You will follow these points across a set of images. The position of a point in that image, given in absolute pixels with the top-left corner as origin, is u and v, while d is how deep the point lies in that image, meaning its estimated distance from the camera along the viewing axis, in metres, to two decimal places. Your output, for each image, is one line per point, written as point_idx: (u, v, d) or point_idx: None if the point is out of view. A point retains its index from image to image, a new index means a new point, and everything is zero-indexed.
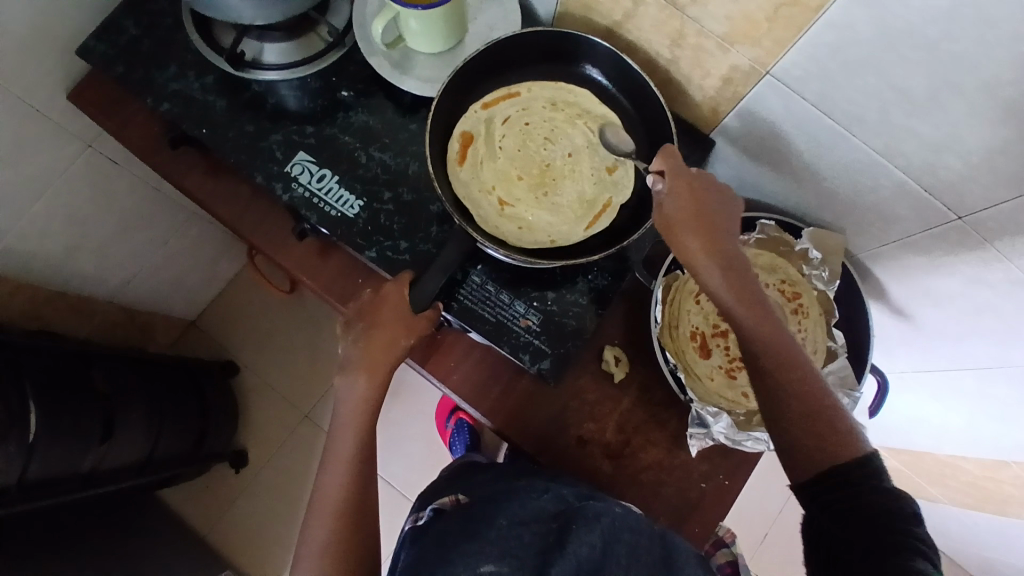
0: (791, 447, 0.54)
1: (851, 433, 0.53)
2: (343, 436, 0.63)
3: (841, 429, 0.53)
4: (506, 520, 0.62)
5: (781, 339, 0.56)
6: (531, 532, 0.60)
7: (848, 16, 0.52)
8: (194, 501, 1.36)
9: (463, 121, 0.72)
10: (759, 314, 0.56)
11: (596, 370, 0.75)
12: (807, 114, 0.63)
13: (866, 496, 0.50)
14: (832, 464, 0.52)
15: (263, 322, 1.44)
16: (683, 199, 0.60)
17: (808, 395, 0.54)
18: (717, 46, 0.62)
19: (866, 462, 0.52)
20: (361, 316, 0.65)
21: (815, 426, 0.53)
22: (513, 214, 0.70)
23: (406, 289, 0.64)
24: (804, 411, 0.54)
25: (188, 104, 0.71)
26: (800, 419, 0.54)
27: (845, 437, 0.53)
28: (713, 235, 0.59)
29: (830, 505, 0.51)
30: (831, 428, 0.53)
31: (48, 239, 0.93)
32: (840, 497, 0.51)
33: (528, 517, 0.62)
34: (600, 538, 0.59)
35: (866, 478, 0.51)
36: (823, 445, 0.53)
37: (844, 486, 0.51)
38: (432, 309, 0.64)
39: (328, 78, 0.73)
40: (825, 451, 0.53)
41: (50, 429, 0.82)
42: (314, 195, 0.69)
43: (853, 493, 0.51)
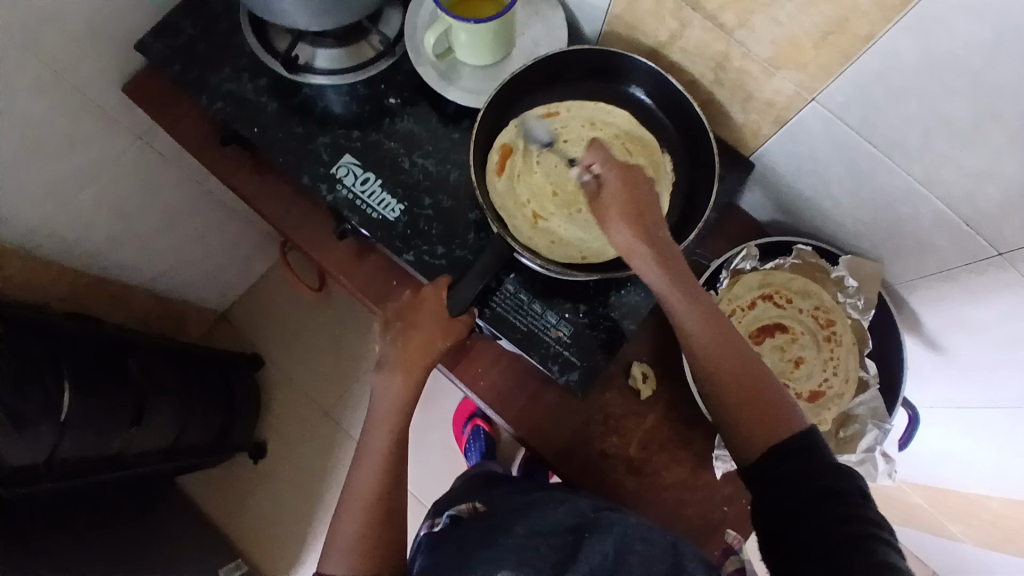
0: (726, 415, 0.57)
1: (785, 405, 0.55)
2: (377, 433, 0.64)
3: (776, 401, 0.55)
4: (525, 530, 0.63)
5: (717, 321, 0.58)
6: (549, 545, 0.61)
7: (893, 45, 0.52)
8: (212, 491, 1.38)
9: (503, 134, 0.73)
10: (692, 302, 0.58)
11: (623, 385, 0.75)
12: (850, 141, 0.63)
13: (804, 468, 0.51)
14: (764, 437, 0.54)
15: (290, 318, 1.46)
16: (615, 181, 0.62)
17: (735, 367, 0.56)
18: (763, 70, 0.63)
19: (794, 432, 0.53)
20: (400, 316, 0.66)
21: (751, 399, 0.55)
22: (547, 229, 0.71)
23: (443, 293, 0.65)
24: (739, 381, 0.56)
25: (240, 104, 0.74)
26: (736, 392, 0.56)
27: (778, 408, 0.55)
28: (646, 222, 0.60)
29: (772, 483, 0.52)
30: (763, 398, 0.55)
31: (94, 227, 0.97)
32: (774, 466, 0.52)
33: (544, 527, 0.63)
34: (614, 547, 0.60)
35: (799, 447, 0.52)
36: (760, 416, 0.54)
37: (777, 457, 0.52)
38: (468, 314, 0.65)
39: (376, 85, 0.75)
40: (762, 421, 0.54)
41: (83, 409, 0.85)
42: (357, 197, 0.71)
43: (786, 455, 0.52)
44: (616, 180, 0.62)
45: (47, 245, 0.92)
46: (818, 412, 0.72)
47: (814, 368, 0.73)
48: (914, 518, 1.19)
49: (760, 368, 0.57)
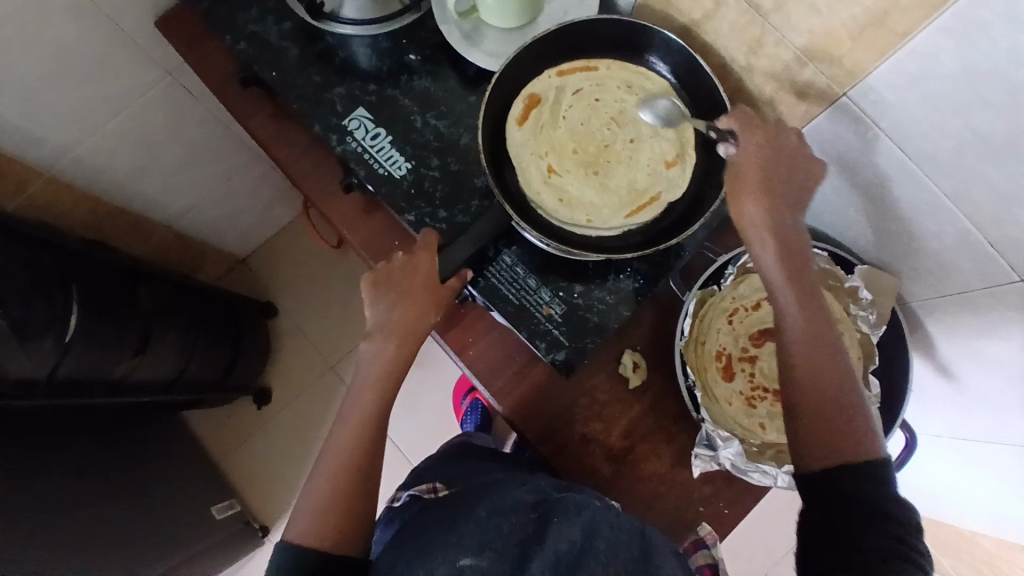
0: (801, 421, 0.56)
1: (866, 431, 0.55)
2: (363, 393, 0.64)
3: (854, 427, 0.55)
4: (485, 511, 0.61)
5: (822, 333, 0.57)
6: (511, 525, 0.59)
7: (934, 47, 0.49)
8: (212, 427, 1.43)
9: (534, 82, 0.68)
10: (807, 306, 0.57)
11: (613, 372, 0.74)
12: (879, 145, 0.60)
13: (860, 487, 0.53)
14: (819, 455, 0.55)
15: (306, 270, 1.48)
16: (752, 166, 0.59)
17: (831, 376, 0.56)
18: (795, 59, 0.60)
19: (858, 464, 0.53)
20: (389, 280, 0.65)
21: (825, 416, 0.55)
22: (557, 185, 0.67)
23: (434, 256, 0.64)
24: (817, 399, 0.56)
25: (263, 47, 0.74)
26: (811, 406, 0.56)
27: (855, 432, 0.55)
28: (778, 204, 0.59)
29: (822, 489, 0.54)
30: (847, 412, 0.55)
31: (118, 156, 1.00)
32: (833, 480, 0.54)
33: (502, 503, 0.62)
34: (580, 535, 0.58)
35: (864, 473, 0.53)
36: (835, 439, 0.55)
37: (826, 477, 0.54)
38: (457, 278, 0.65)
39: (398, 40, 0.74)
40: (828, 440, 0.55)
41: (85, 330, 0.87)
42: (365, 151, 0.71)
43: (847, 474, 0.53)
44: (754, 155, 0.59)
45: (71, 169, 0.95)
46: None
47: None
48: None
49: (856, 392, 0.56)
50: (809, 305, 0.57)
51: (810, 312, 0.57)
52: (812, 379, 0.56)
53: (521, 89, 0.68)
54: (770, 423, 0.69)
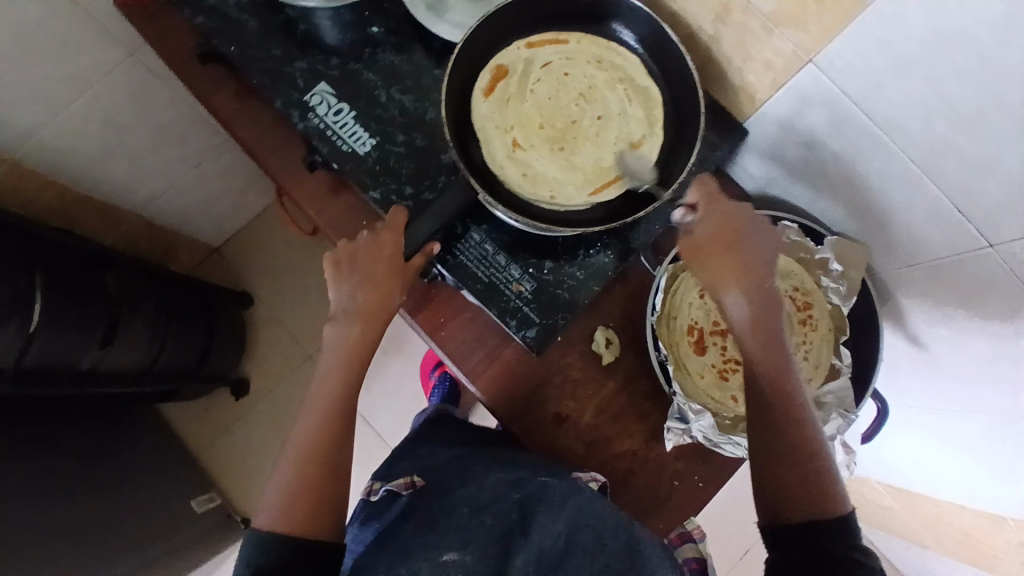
0: (773, 485, 0.56)
1: (835, 489, 0.56)
2: (330, 375, 0.63)
3: (827, 488, 0.55)
4: (468, 504, 0.62)
5: (795, 399, 0.56)
6: (495, 516, 0.61)
7: (899, 8, 0.48)
8: (191, 419, 1.41)
9: (503, 54, 0.66)
10: (776, 369, 0.56)
11: (585, 349, 0.73)
12: (847, 114, 0.59)
13: (837, 543, 0.53)
14: (795, 514, 0.55)
15: (283, 259, 1.46)
16: (715, 227, 0.59)
17: (799, 440, 0.56)
18: (762, 26, 0.59)
19: (832, 520, 0.54)
20: (353, 260, 0.63)
21: (798, 476, 0.55)
22: (522, 159, 0.65)
23: (399, 238, 0.63)
24: (791, 465, 0.55)
25: (222, 20, 0.71)
26: (785, 471, 0.56)
27: (826, 492, 0.55)
28: (747, 264, 0.57)
29: (799, 549, 0.53)
30: (815, 473, 0.55)
31: (84, 138, 0.97)
32: (803, 536, 0.54)
33: (483, 495, 0.64)
34: (565, 528, 0.61)
35: (838, 530, 0.53)
36: (806, 500, 0.55)
37: (805, 540, 0.53)
38: (423, 253, 0.63)
39: (361, 12, 0.71)
40: (803, 500, 0.55)
41: (51, 318, 0.85)
42: (328, 127, 0.69)
43: (817, 532, 0.53)
44: (716, 218, 0.59)
45: (32, 154, 0.93)
46: None
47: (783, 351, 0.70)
48: (886, 522, 1.19)
49: (823, 453, 0.56)
50: (782, 371, 0.57)
51: (777, 376, 0.56)
52: (783, 442, 0.56)
53: (489, 60, 0.66)
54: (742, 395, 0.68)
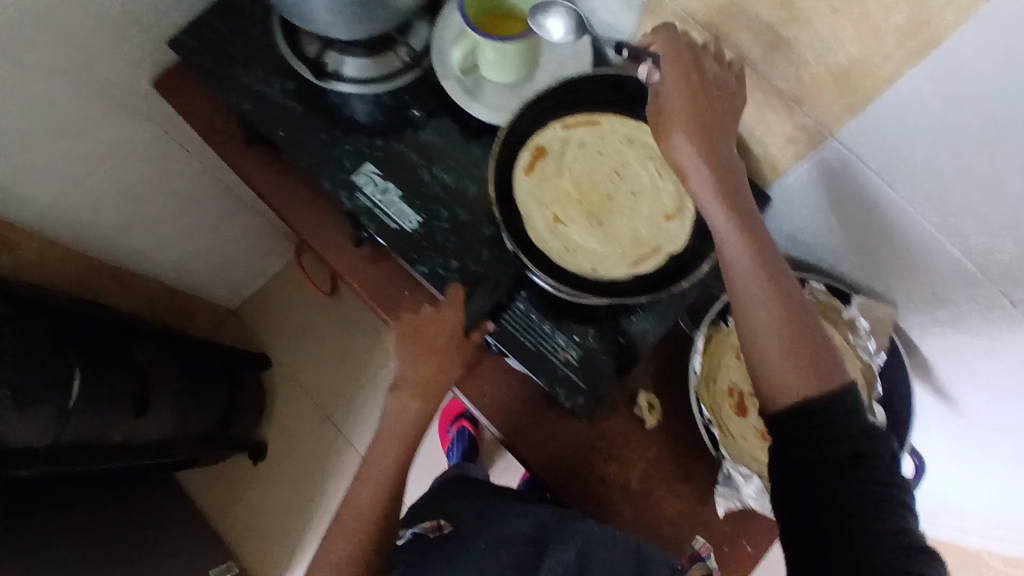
0: (760, 363, 0.54)
1: (829, 361, 0.53)
2: (385, 447, 0.68)
3: (820, 359, 0.53)
4: (486, 544, 0.68)
5: (773, 271, 0.55)
6: (507, 554, 0.66)
7: (916, 91, 0.51)
8: (209, 485, 1.39)
9: (540, 134, 0.69)
10: (749, 242, 0.55)
11: (627, 413, 0.75)
12: (871, 184, 0.63)
13: (841, 427, 0.50)
14: (784, 394, 0.53)
15: (301, 320, 1.47)
16: (681, 100, 0.57)
17: (782, 313, 0.54)
18: (785, 106, 0.62)
19: (822, 397, 0.51)
20: (416, 332, 0.66)
21: (784, 356, 0.53)
22: (563, 233, 0.67)
23: (458, 311, 0.66)
24: (775, 339, 0.53)
25: (266, 106, 0.74)
26: (771, 345, 0.53)
27: (818, 367, 0.52)
28: (710, 142, 0.57)
29: (797, 444, 0.51)
30: (805, 347, 0.53)
31: (114, 213, 0.99)
32: (802, 422, 0.51)
33: (505, 542, 0.68)
34: (575, 557, 0.63)
35: (832, 411, 0.51)
36: (797, 373, 0.52)
37: (800, 423, 0.51)
38: (478, 331, 0.67)
39: (400, 96, 0.75)
40: (791, 377, 0.52)
41: (89, 396, 0.85)
42: (376, 206, 0.72)
43: (813, 412, 0.51)
44: (683, 89, 0.57)
45: (52, 227, 0.92)
46: None
47: None
48: None
49: (811, 325, 0.54)
50: (751, 248, 0.55)
51: (754, 248, 0.55)
52: (762, 316, 0.54)
53: (527, 140, 0.69)
54: None
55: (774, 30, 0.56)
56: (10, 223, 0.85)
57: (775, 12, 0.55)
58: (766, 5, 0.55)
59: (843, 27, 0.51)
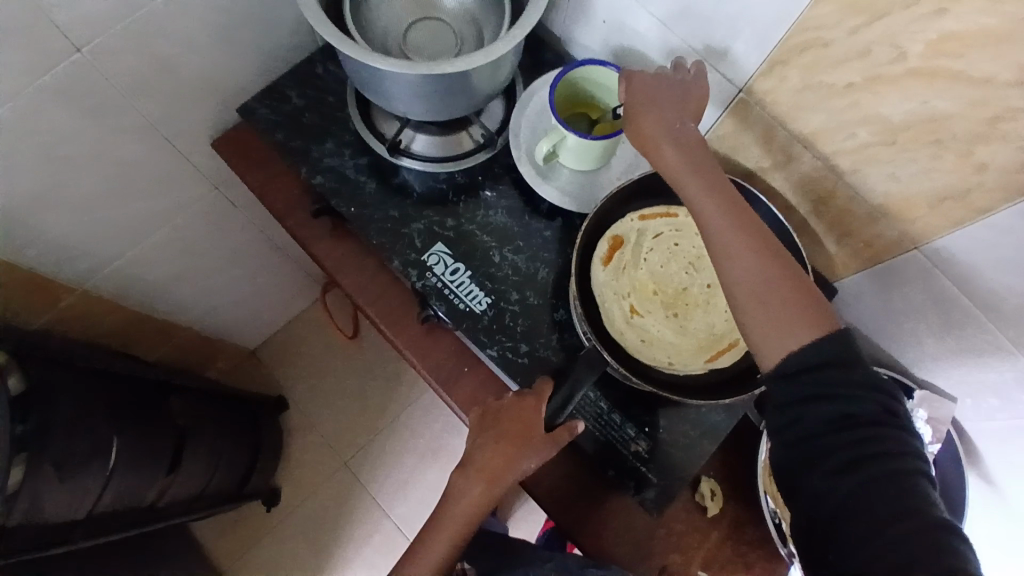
0: (756, 334, 0.53)
1: (818, 308, 0.52)
2: (442, 529, 0.66)
3: (808, 308, 0.52)
4: None
5: (754, 237, 0.54)
6: None
7: (1012, 222, 0.52)
8: (221, 532, 1.35)
9: (616, 225, 0.70)
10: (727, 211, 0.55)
11: (689, 499, 0.75)
12: (947, 295, 0.63)
13: (842, 380, 0.49)
14: (784, 362, 0.51)
15: (322, 362, 1.45)
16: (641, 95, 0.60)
17: (768, 277, 0.53)
18: (868, 214, 0.64)
19: (819, 339, 0.51)
20: (494, 418, 0.66)
21: (773, 308, 0.52)
22: (640, 325, 0.68)
23: (542, 407, 0.65)
24: (762, 300, 0.53)
25: (340, 180, 0.75)
26: (762, 310, 0.52)
27: (809, 319, 0.51)
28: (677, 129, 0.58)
29: (803, 408, 0.50)
30: (793, 304, 0.52)
31: (156, 266, 0.97)
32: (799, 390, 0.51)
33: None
34: None
35: (829, 368, 0.50)
36: (790, 333, 0.51)
37: (804, 387, 0.50)
38: (569, 425, 0.64)
39: (474, 175, 0.76)
40: (788, 339, 0.51)
41: (127, 460, 0.83)
42: (446, 287, 0.71)
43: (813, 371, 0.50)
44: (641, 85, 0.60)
45: (103, 283, 0.91)
46: None
47: None
48: None
49: (799, 281, 0.53)
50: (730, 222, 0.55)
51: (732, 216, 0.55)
52: (749, 284, 0.53)
53: (604, 230, 0.70)
54: None
55: (866, 149, 0.58)
56: (57, 278, 0.83)
57: (874, 134, 0.57)
58: (864, 128, 0.57)
59: (941, 157, 0.54)
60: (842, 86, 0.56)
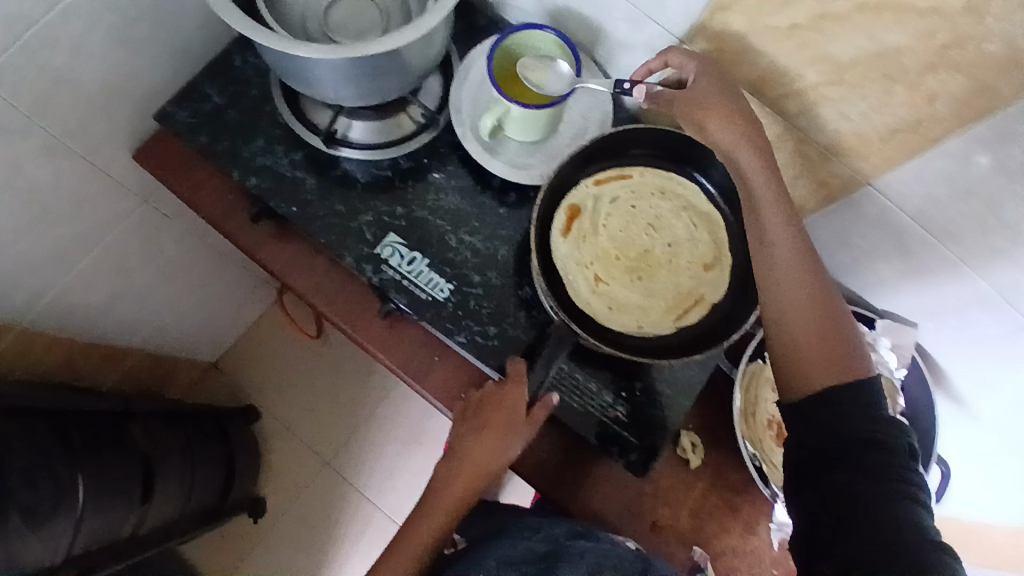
0: (785, 353, 0.57)
1: (856, 357, 0.55)
2: (424, 520, 0.65)
3: (843, 352, 0.55)
4: (494, 561, 0.66)
5: (806, 264, 0.58)
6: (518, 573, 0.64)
7: (963, 151, 0.54)
8: (208, 549, 1.32)
9: (572, 193, 0.69)
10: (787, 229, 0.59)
11: (671, 455, 0.74)
12: (902, 226, 0.64)
13: (862, 412, 0.51)
14: (806, 382, 0.55)
15: (289, 364, 1.41)
16: (706, 83, 0.61)
17: (814, 310, 0.57)
18: (821, 154, 0.64)
19: (841, 381, 0.53)
20: (475, 409, 0.65)
21: (808, 335, 0.56)
22: (606, 293, 0.67)
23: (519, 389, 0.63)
24: (800, 327, 0.57)
25: (276, 179, 0.71)
26: (798, 335, 0.57)
27: (844, 360, 0.54)
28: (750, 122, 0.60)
29: (814, 426, 0.52)
30: (829, 341, 0.56)
31: (94, 289, 0.92)
32: (820, 406, 0.53)
33: (515, 560, 0.65)
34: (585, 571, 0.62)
35: (855, 395, 0.52)
36: (816, 359, 0.55)
37: (819, 403, 0.53)
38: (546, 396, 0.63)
39: (419, 158, 0.73)
40: (814, 364, 0.55)
41: (96, 499, 0.79)
42: (404, 278, 0.69)
43: (836, 393, 0.52)
44: (713, 78, 0.61)
45: (40, 318, 0.86)
46: None
47: None
48: None
49: (844, 325, 0.57)
50: (788, 242, 0.59)
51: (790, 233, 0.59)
52: (793, 309, 0.57)
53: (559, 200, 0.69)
54: None
55: (816, 88, 0.59)
56: None
57: (824, 74, 0.57)
58: (813, 69, 0.58)
59: (893, 92, 0.55)
60: (786, 28, 0.56)
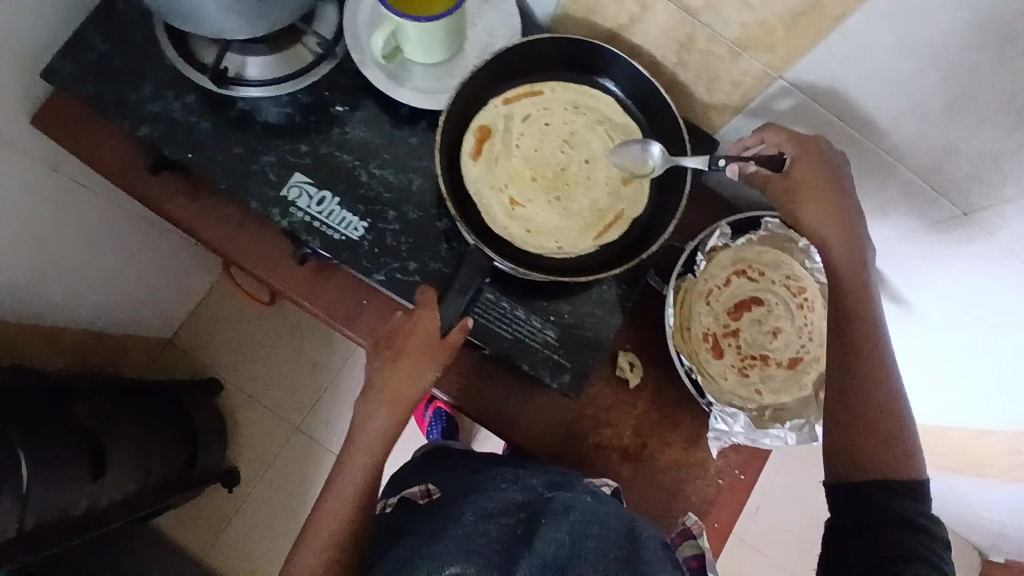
0: (838, 436, 0.56)
1: (912, 451, 0.55)
2: (354, 457, 0.64)
3: (900, 447, 0.55)
4: (471, 514, 0.61)
5: (875, 342, 0.56)
6: (500, 527, 0.59)
7: (866, 28, 0.51)
8: (188, 521, 1.33)
9: (481, 114, 0.66)
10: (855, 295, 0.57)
11: (609, 376, 0.74)
12: (819, 119, 0.62)
13: (901, 497, 0.53)
14: (855, 474, 0.55)
15: (246, 333, 1.39)
16: (795, 156, 0.58)
17: (880, 402, 0.55)
18: (729, 52, 0.60)
19: (892, 481, 0.54)
20: (389, 339, 0.63)
21: (866, 425, 0.55)
22: (522, 215, 0.65)
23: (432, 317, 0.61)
24: (864, 419, 0.55)
25: (170, 126, 0.67)
26: (855, 426, 0.56)
27: (900, 458, 0.54)
28: (828, 195, 0.57)
29: (849, 503, 0.55)
30: (888, 437, 0.55)
31: (17, 268, 0.88)
32: (862, 492, 0.54)
33: (493, 509, 0.61)
34: (568, 535, 0.58)
35: (903, 491, 0.53)
36: (870, 456, 0.55)
37: (869, 497, 0.54)
38: (463, 321, 0.62)
39: (318, 92, 0.69)
40: (866, 459, 0.55)
41: (42, 477, 0.78)
42: (314, 219, 0.66)
43: (885, 489, 0.54)
44: (806, 154, 0.58)
45: None
46: (798, 379, 0.69)
47: (791, 337, 0.70)
48: None
49: (904, 412, 0.56)
50: (859, 315, 0.57)
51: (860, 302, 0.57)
52: (859, 398, 0.56)
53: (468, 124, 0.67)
54: (764, 386, 0.70)
55: None
56: None
57: None
58: None
59: None
60: None
